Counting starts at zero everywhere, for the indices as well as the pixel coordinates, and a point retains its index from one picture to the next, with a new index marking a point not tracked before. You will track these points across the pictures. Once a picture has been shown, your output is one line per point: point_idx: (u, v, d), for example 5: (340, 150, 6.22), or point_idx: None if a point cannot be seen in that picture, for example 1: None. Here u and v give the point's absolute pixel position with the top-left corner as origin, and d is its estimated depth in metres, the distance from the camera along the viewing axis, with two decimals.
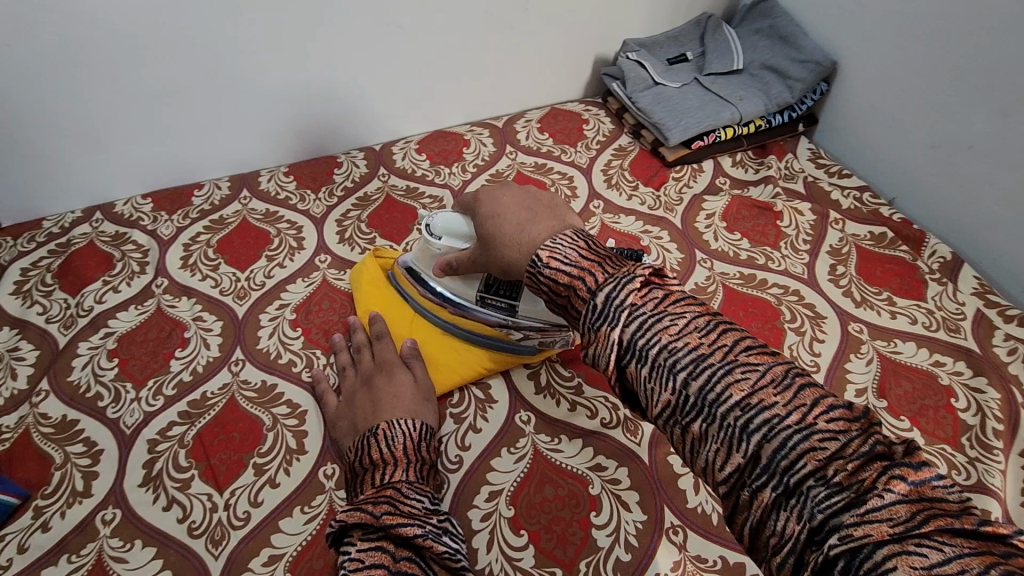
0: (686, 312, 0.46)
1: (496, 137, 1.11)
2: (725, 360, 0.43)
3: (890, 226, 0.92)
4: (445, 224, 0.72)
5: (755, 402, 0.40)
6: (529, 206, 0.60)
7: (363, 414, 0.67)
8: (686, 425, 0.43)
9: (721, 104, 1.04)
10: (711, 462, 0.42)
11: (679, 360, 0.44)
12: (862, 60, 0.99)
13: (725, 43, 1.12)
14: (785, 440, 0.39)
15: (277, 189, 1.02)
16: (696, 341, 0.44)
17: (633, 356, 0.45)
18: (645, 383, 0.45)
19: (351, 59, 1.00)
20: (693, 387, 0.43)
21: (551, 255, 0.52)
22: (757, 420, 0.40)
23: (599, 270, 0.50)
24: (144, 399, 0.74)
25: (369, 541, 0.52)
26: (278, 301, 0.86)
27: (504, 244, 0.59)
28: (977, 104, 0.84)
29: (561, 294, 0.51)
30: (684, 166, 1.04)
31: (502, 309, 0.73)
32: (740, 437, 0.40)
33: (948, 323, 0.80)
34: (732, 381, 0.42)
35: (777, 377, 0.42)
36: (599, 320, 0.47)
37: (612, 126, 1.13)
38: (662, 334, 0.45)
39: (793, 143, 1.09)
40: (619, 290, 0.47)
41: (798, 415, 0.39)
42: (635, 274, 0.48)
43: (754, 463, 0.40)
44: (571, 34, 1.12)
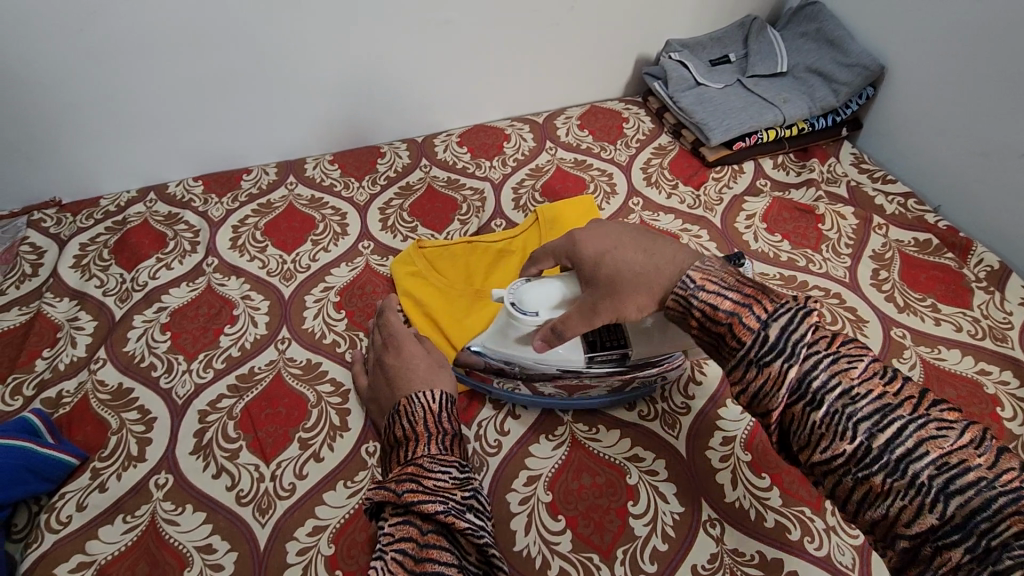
0: (860, 353, 0.47)
1: (536, 133, 1.13)
2: (915, 414, 0.43)
3: (935, 232, 0.91)
4: (542, 298, 0.62)
5: (953, 461, 0.40)
6: (649, 234, 0.62)
7: (385, 394, 0.69)
8: (864, 477, 0.43)
9: (765, 106, 1.04)
10: (889, 517, 0.42)
11: (860, 411, 0.44)
12: (910, 66, 0.98)
13: (769, 46, 1.12)
14: (990, 501, 0.39)
15: (322, 176, 1.05)
16: (880, 389, 0.44)
17: (804, 397, 0.46)
18: (816, 427, 0.45)
19: (397, 52, 1.02)
20: (879, 439, 0.42)
21: (704, 279, 0.54)
22: (955, 480, 0.40)
23: (762, 299, 0.50)
24: (195, 371, 0.77)
25: (398, 516, 0.55)
26: (323, 283, 0.88)
27: (635, 267, 0.58)
28: None
29: (720, 322, 0.51)
30: (725, 167, 1.04)
31: (611, 361, 0.66)
32: (936, 497, 0.40)
33: (995, 332, 0.79)
34: (926, 438, 0.42)
35: (973, 437, 0.41)
36: (770, 354, 0.47)
37: (651, 125, 1.13)
38: (842, 377, 0.45)
39: (836, 147, 1.08)
40: (797, 321, 0.48)
41: (1006, 477, 0.39)
42: (802, 305, 0.49)
43: (948, 522, 0.40)
44: (614, 32, 1.12)
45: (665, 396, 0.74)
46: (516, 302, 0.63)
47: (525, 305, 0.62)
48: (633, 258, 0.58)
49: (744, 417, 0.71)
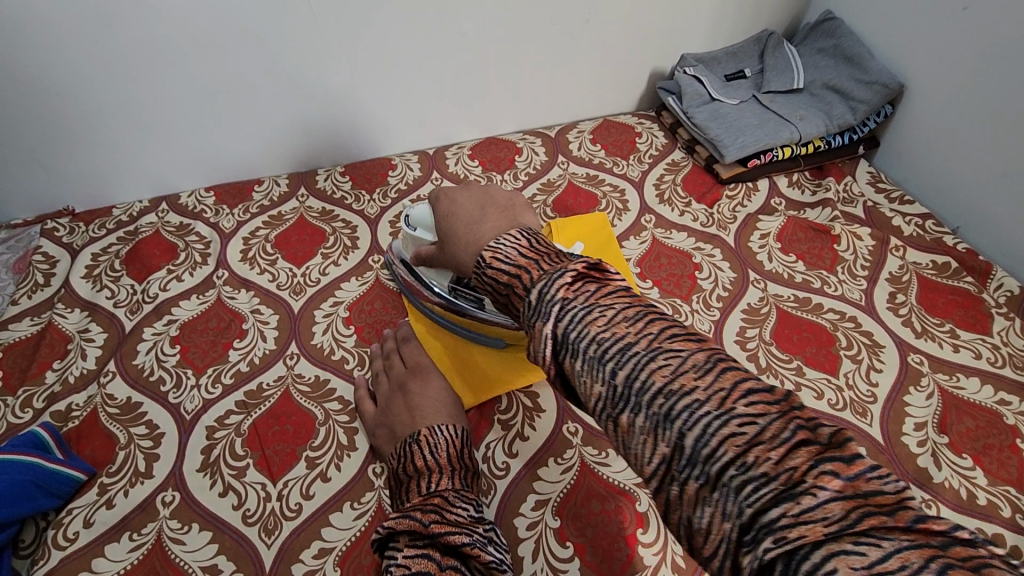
0: (615, 303, 0.42)
1: (549, 146, 1.12)
2: (649, 348, 0.39)
3: (954, 255, 0.89)
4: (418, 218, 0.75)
5: (675, 388, 0.37)
6: (483, 207, 0.62)
7: (402, 420, 0.68)
8: (614, 418, 0.39)
9: (780, 123, 1.02)
10: (639, 456, 0.38)
11: (600, 343, 0.40)
12: (929, 83, 0.97)
13: (786, 61, 1.10)
14: (708, 428, 0.35)
15: (333, 188, 1.05)
16: (623, 328, 0.40)
17: (566, 352, 0.41)
18: (578, 375, 0.40)
19: (413, 63, 1.02)
20: (620, 376, 0.39)
21: (493, 255, 0.50)
22: (677, 408, 0.36)
23: (534, 267, 0.47)
24: (204, 386, 0.77)
25: (416, 548, 0.52)
26: (333, 298, 0.88)
27: (456, 244, 0.61)
28: None
29: (502, 292, 0.48)
30: (739, 184, 1.03)
31: (470, 300, 0.75)
32: (664, 428, 0.36)
33: (1015, 360, 0.77)
34: (654, 367, 0.38)
35: (698, 362, 0.38)
36: (533, 317, 0.43)
37: (664, 141, 1.13)
38: (591, 327, 0.40)
39: (852, 165, 1.06)
40: (551, 285, 0.43)
41: (718, 399, 0.36)
42: (566, 268, 0.44)
43: (679, 454, 0.35)
44: (629, 46, 1.12)
45: None
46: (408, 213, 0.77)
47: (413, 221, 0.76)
48: (458, 227, 0.62)
49: None
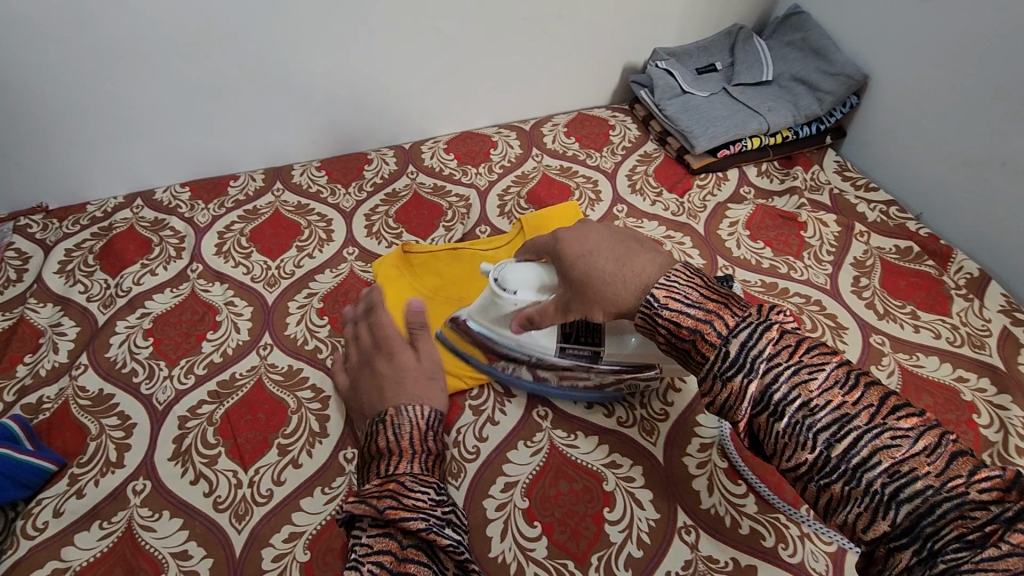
0: (824, 363, 0.52)
1: (523, 139, 1.13)
2: (872, 424, 0.48)
3: (917, 240, 0.91)
4: (520, 278, 0.69)
5: (903, 469, 0.46)
6: (619, 242, 0.64)
7: (373, 400, 0.69)
8: (824, 484, 0.49)
9: (749, 114, 1.04)
10: (849, 520, 0.48)
11: (819, 421, 0.49)
12: (893, 75, 0.99)
13: (755, 55, 1.13)
14: (936, 506, 0.44)
15: (309, 182, 1.06)
16: (838, 399, 0.49)
17: (765, 409, 0.51)
18: (780, 436, 0.51)
19: (388, 59, 1.02)
20: (836, 448, 0.48)
21: (669, 297, 0.58)
22: (905, 487, 0.45)
23: (725, 313, 0.56)
24: (176, 376, 0.77)
25: (377, 529, 0.55)
26: (307, 290, 0.88)
27: (597, 283, 0.61)
28: (1011, 123, 0.84)
29: (684, 338, 0.57)
30: (709, 174, 1.05)
31: (584, 356, 0.71)
32: (887, 503, 0.46)
33: (973, 339, 0.79)
34: (880, 446, 0.47)
35: (927, 445, 0.46)
36: (732, 369, 0.53)
37: (637, 133, 1.14)
38: (801, 389, 0.50)
39: (819, 155, 1.08)
40: (756, 336, 0.53)
41: (951, 483, 0.44)
42: (768, 321, 0.54)
43: (898, 526, 0.45)
44: (602, 40, 1.14)
45: (644, 402, 0.74)
46: (497, 278, 0.70)
47: (507, 283, 0.69)
48: (605, 267, 0.61)
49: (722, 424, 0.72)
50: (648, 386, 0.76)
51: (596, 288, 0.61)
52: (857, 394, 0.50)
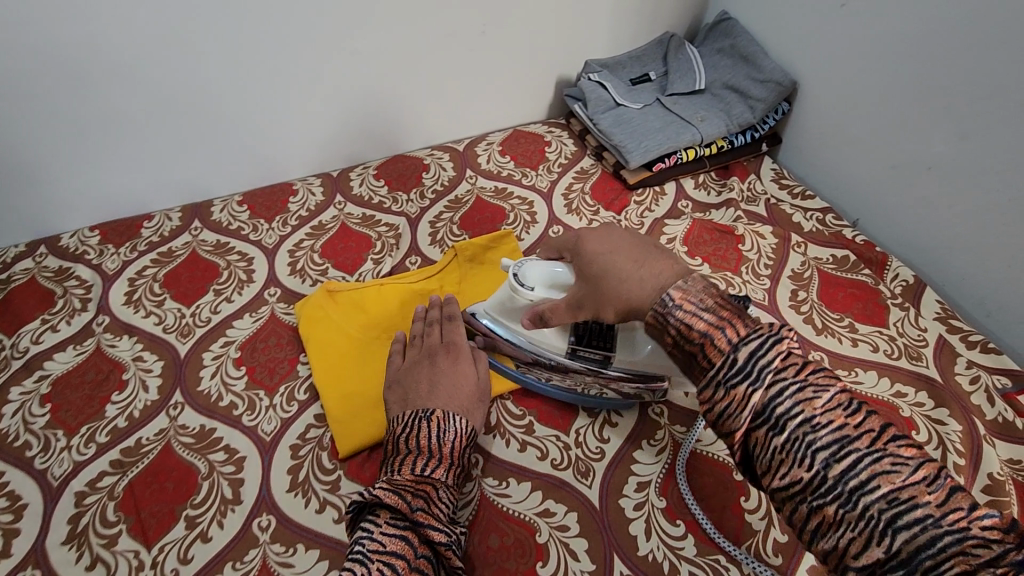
0: (829, 385, 0.48)
1: (456, 161, 1.10)
2: (873, 448, 0.45)
3: (853, 248, 0.90)
4: (540, 275, 0.68)
5: (903, 496, 0.42)
6: (641, 246, 0.63)
7: (418, 389, 0.67)
8: (816, 506, 0.45)
9: (682, 126, 1.03)
10: (841, 548, 0.44)
11: (819, 439, 0.46)
12: (821, 80, 0.98)
13: (687, 63, 1.11)
14: (937, 539, 0.40)
15: (229, 219, 1.00)
16: (842, 420, 0.46)
17: (765, 422, 0.48)
18: (777, 452, 0.47)
19: (308, 85, 0.97)
20: (835, 469, 0.44)
21: (683, 297, 0.55)
22: (904, 516, 0.41)
23: (736, 323, 0.53)
24: (75, 447, 0.71)
25: (394, 527, 0.56)
26: (223, 338, 0.83)
27: (617, 278, 0.61)
28: (932, 127, 0.83)
29: (693, 341, 0.53)
30: (646, 189, 1.03)
31: (594, 360, 0.69)
32: (882, 532, 0.42)
33: (910, 350, 0.78)
34: (879, 471, 0.43)
35: (929, 473, 0.43)
36: (737, 377, 0.50)
37: (574, 148, 1.11)
38: (805, 405, 0.47)
39: (757, 163, 1.07)
40: (765, 347, 0.50)
41: (952, 516, 0.41)
42: (776, 333, 0.51)
43: (894, 558, 0.41)
44: (532, 54, 1.10)
45: (579, 441, 0.71)
46: (518, 273, 0.69)
47: (527, 278, 0.68)
48: (624, 264, 0.61)
49: (659, 460, 0.69)
50: (583, 423, 0.72)
51: (610, 288, 0.61)
52: (858, 417, 0.46)
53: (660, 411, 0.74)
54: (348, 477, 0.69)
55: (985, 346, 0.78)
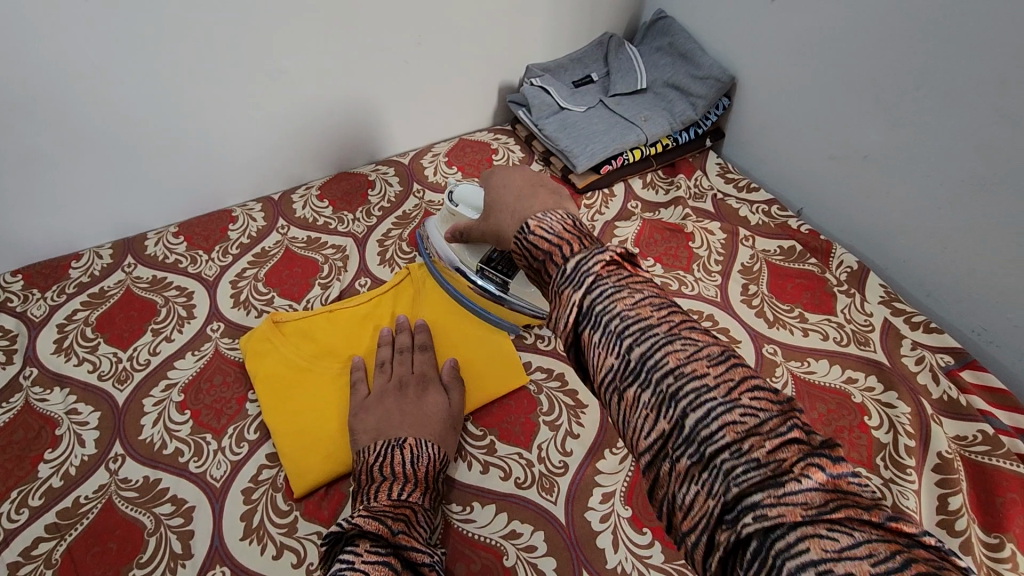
0: (644, 289, 0.46)
1: (402, 176, 1.07)
2: (669, 333, 0.43)
3: (798, 238, 0.92)
4: (463, 194, 0.77)
5: (687, 371, 0.40)
6: (534, 184, 0.62)
7: (390, 421, 0.67)
8: (620, 391, 0.43)
9: (626, 126, 1.03)
10: (638, 430, 0.42)
11: (623, 323, 0.43)
12: (758, 75, 0.99)
13: (628, 63, 1.12)
14: (713, 412, 0.38)
15: (164, 253, 0.95)
16: (647, 312, 0.44)
17: (588, 322, 0.45)
18: (587, 343, 0.45)
19: (238, 108, 0.93)
20: (635, 353, 0.42)
21: (538, 224, 0.52)
22: (688, 390, 0.40)
23: (577, 242, 0.49)
24: (5, 514, 0.66)
25: (376, 554, 0.52)
26: (164, 381, 0.78)
27: (500, 213, 0.62)
28: (866, 116, 0.84)
29: (537, 259, 0.51)
30: (595, 192, 1.02)
31: (496, 281, 0.76)
32: (668, 405, 0.40)
33: (858, 336, 0.80)
34: (671, 352, 0.42)
35: (714, 355, 0.41)
36: (565, 284, 0.47)
37: (521, 154, 1.10)
38: (618, 301, 0.44)
39: (702, 159, 1.08)
40: (590, 261, 0.47)
41: (726, 388, 0.39)
42: (606, 250, 0.48)
43: (679, 432, 0.39)
44: (471, 62, 1.09)
45: (541, 456, 0.70)
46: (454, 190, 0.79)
47: (455, 196, 0.78)
48: (507, 197, 0.62)
49: (622, 468, 0.69)
50: (545, 437, 0.71)
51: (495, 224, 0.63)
52: (665, 306, 0.45)
53: None
54: (305, 518, 0.66)
55: (928, 326, 0.80)
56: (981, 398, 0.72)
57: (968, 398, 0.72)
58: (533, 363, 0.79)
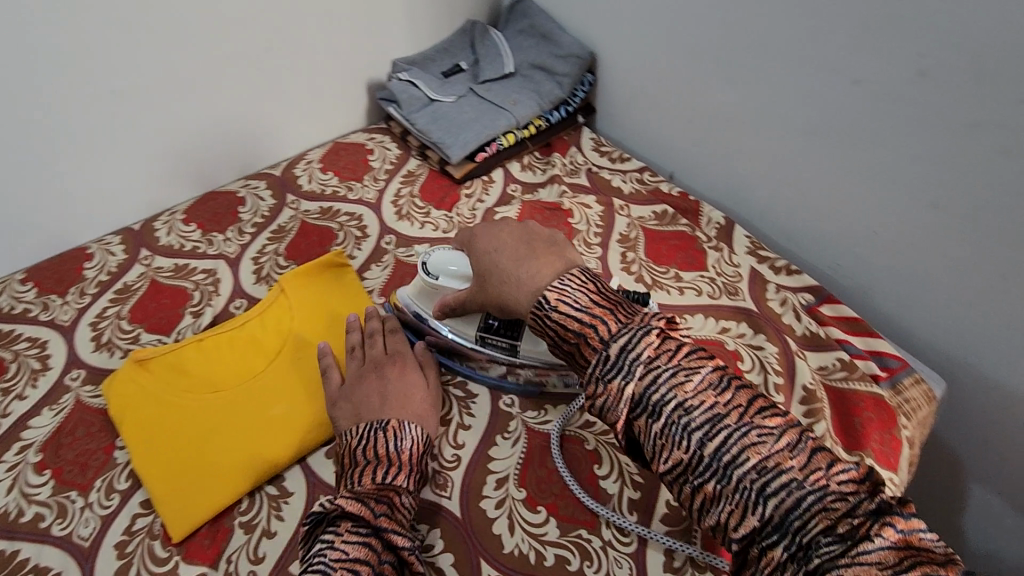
0: (701, 366, 0.55)
1: (274, 188, 1.03)
2: (740, 422, 0.52)
3: (669, 202, 0.95)
4: (441, 262, 0.75)
5: (771, 464, 0.49)
6: (527, 243, 0.67)
7: (370, 404, 0.67)
8: (698, 484, 0.51)
9: (495, 112, 1.03)
10: (723, 522, 0.51)
11: (693, 421, 0.52)
12: (615, 49, 1.01)
13: (494, 49, 1.11)
14: (801, 500, 0.48)
15: (11, 303, 0.86)
16: (711, 400, 0.53)
17: (643, 410, 0.54)
18: (657, 438, 0.53)
19: (75, 138, 0.86)
20: (708, 447, 0.51)
21: (559, 299, 0.60)
22: (773, 482, 0.49)
23: (609, 319, 0.58)
24: None
25: (357, 534, 0.54)
26: (18, 443, 0.72)
27: (502, 280, 0.66)
28: (710, 78, 0.87)
29: (569, 340, 0.59)
30: (474, 180, 1.02)
31: (502, 347, 0.72)
32: (755, 500, 0.49)
33: (729, 287, 0.83)
34: (748, 444, 0.50)
35: (791, 441, 0.50)
36: (610, 371, 0.56)
37: (398, 151, 1.08)
38: (678, 389, 0.53)
39: (576, 135, 1.10)
40: (635, 342, 0.56)
41: (813, 476, 0.49)
42: (646, 326, 0.57)
43: (767, 523, 0.48)
44: (330, 61, 1.05)
45: (434, 453, 0.69)
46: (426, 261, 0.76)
47: (432, 266, 0.75)
48: (506, 262, 0.66)
49: (514, 452, 0.69)
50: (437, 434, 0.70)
51: (494, 291, 0.67)
52: (728, 394, 0.53)
53: (512, 402, 0.74)
54: (187, 561, 0.63)
55: (789, 269, 0.85)
56: (838, 328, 0.78)
57: (826, 330, 0.77)
58: None
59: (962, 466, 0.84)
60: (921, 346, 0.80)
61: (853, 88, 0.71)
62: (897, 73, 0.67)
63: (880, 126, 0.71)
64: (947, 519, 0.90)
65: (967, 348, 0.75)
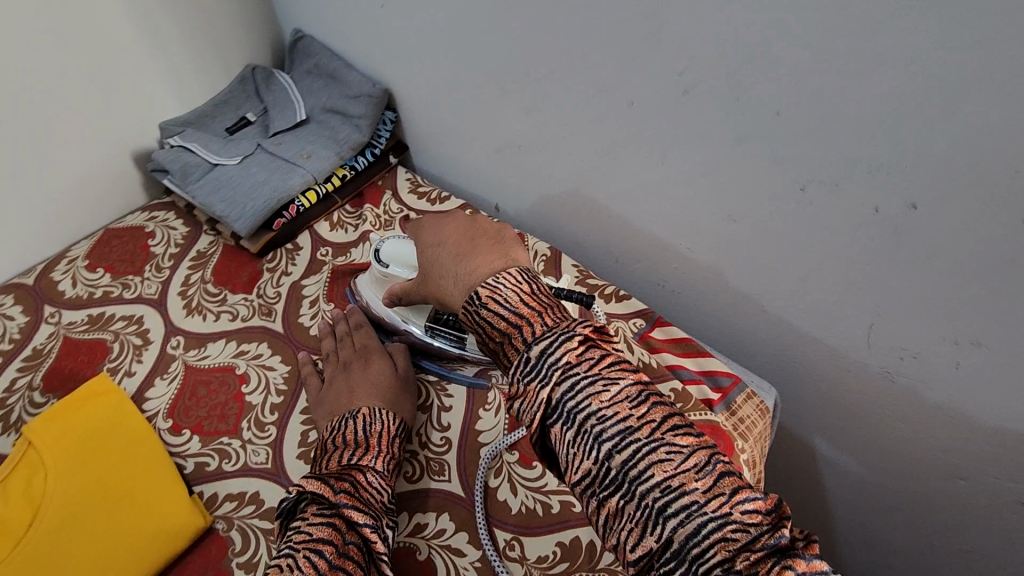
0: (620, 377, 0.48)
1: (27, 303, 0.84)
2: (652, 437, 0.46)
3: None
4: (394, 253, 0.73)
5: (674, 485, 0.43)
6: (470, 240, 0.61)
7: (340, 398, 0.68)
8: (603, 499, 0.46)
9: (287, 169, 0.91)
10: (623, 541, 0.45)
11: (605, 431, 0.46)
12: (408, 82, 0.93)
13: (281, 94, 0.99)
14: (702, 527, 0.42)
15: None
16: (625, 412, 0.47)
17: (559, 417, 0.48)
18: (570, 447, 0.48)
19: None
20: (616, 459, 0.46)
21: (491, 295, 0.54)
22: (675, 504, 0.43)
23: (537, 321, 0.52)
24: None
25: (321, 515, 0.51)
26: None
27: (442, 274, 0.61)
28: (503, 106, 0.82)
29: (495, 338, 0.54)
30: (277, 251, 0.90)
31: (450, 340, 0.72)
32: (655, 519, 0.43)
33: None
34: (655, 461, 0.45)
35: (701, 461, 0.45)
36: (530, 375, 0.50)
37: (184, 229, 0.93)
38: (593, 398, 0.47)
39: (390, 178, 1.00)
40: (554, 347, 0.49)
41: (716, 501, 0.43)
42: (572, 331, 0.50)
43: (666, 547, 0.43)
44: (75, 138, 0.88)
45: None
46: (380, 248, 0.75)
47: (385, 255, 0.74)
48: (449, 258, 0.61)
49: None
50: None
51: (438, 289, 0.62)
52: (643, 408, 0.47)
53: None
54: None
55: (619, 295, 0.81)
56: (671, 354, 0.75)
57: (658, 357, 0.74)
58: (219, 495, 0.67)
59: (813, 453, 0.85)
60: (754, 346, 0.80)
61: (630, 110, 0.68)
62: (664, 92, 0.64)
63: (663, 146, 0.68)
64: (811, 503, 0.91)
65: (792, 346, 0.75)
